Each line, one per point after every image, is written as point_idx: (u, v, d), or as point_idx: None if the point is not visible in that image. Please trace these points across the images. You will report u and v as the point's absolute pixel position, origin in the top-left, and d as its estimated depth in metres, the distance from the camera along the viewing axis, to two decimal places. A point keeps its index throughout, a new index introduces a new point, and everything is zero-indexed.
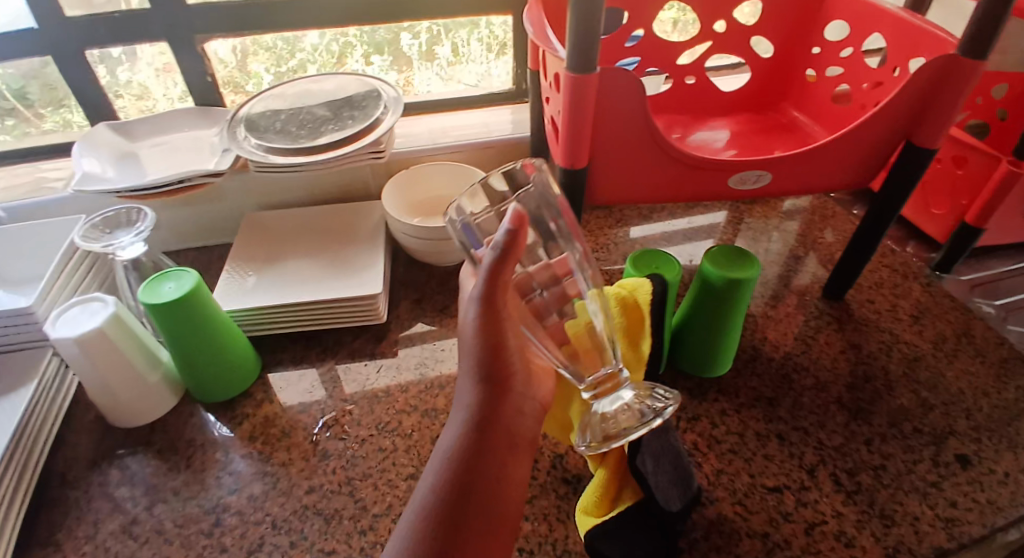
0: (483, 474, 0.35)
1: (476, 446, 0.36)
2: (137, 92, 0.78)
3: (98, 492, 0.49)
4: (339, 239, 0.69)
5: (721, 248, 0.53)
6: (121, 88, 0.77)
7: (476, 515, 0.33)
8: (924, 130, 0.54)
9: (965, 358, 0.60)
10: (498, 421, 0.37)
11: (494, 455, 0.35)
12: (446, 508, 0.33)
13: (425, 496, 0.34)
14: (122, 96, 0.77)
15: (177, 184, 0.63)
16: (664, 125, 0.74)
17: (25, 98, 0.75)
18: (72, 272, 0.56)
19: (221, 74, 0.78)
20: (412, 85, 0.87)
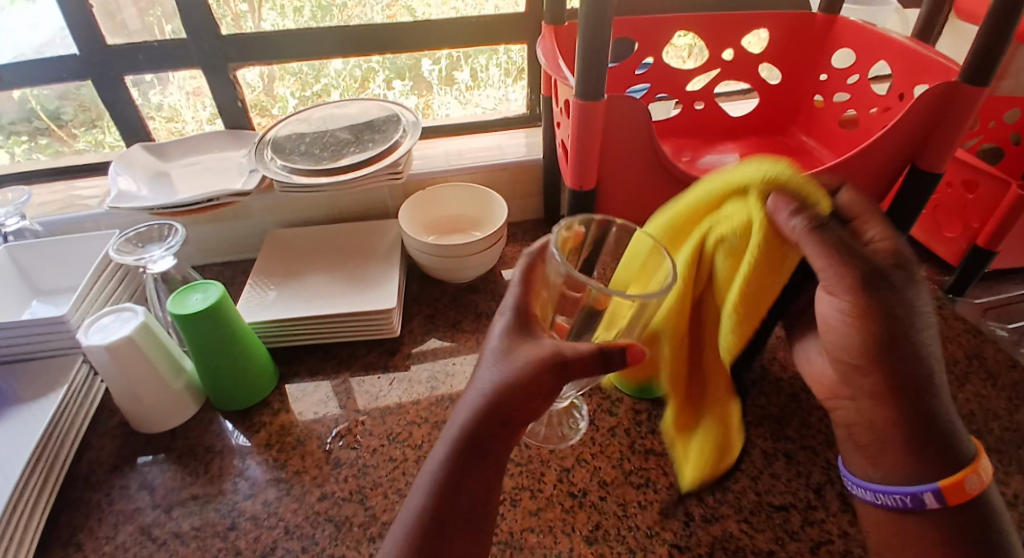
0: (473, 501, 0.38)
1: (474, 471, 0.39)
2: (170, 115, 0.82)
3: (120, 495, 0.51)
4: (356, 256, 0.71)
5: None
6: (152, 111, 0.81)
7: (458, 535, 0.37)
8: (929, 154, 0.55)
9: (977, 381, 0.60)
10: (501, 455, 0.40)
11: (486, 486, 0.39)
12: (438, 522, 0.37)
13: (416, 511, 0.37)
14: (155, 119, 0.82)
15: (206, 203, 0.67)
16: (673, 148, 0.76)
17: (59, 118, 0.80)
18: (104, 284, 0.59)
19: (249, 98, 0.82)
20: (432, 108, 0.90)
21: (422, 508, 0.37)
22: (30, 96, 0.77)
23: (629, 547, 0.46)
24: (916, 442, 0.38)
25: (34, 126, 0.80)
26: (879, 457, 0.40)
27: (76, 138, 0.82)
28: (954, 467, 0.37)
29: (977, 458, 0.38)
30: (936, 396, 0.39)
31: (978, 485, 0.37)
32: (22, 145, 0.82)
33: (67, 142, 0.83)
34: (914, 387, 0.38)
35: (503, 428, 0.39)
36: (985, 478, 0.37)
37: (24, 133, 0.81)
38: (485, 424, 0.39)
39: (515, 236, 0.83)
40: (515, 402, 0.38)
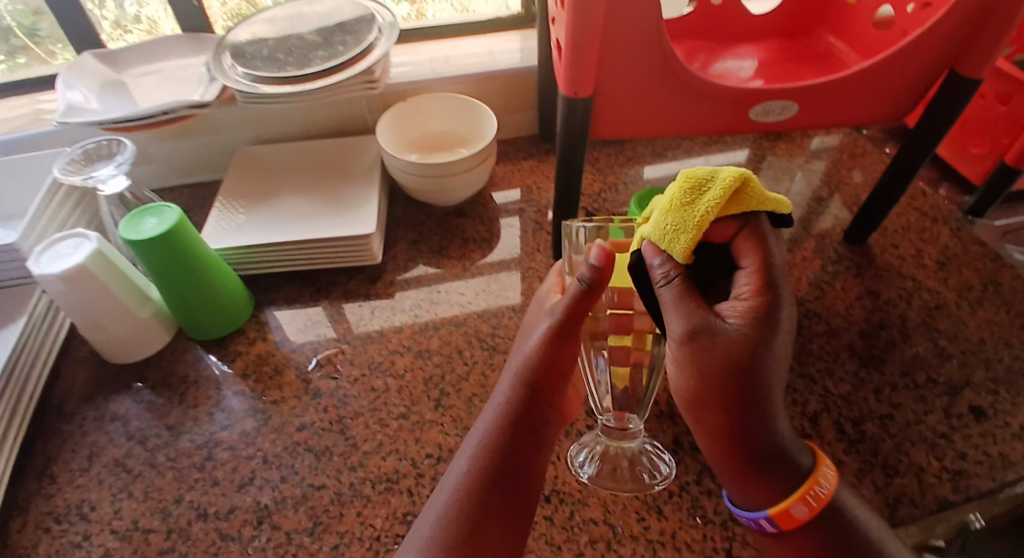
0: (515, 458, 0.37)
1: (510, 436, 0.37)
2: (148, 27, 0.75)
3: (94, 426, 0.50)
4: (333, 176, 0.66)
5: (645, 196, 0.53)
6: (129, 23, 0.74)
7: (502, 496, 0.35)
8: (966, 61, 0.48)
9: (990, 307, 0.56)
10: (530, 416, 0.39)
11: (524, 446, 0.37)
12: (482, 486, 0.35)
13: (461, 477, 0.35)
14: (132, 33, 0.75)
15: (161, 116, 0.61)
16: (683, 52, 0.68)
17: (36, 35, 0.72)
18: (58, 208, 0.55)
19: (226, 6, 0.75)
20: (425, 15, 0.81)
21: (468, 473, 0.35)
22: (3, 12, 0.70)
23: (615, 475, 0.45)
24: (759, 467, 0.31)
25: (9, 44, 0.73)
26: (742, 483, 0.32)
27: (56, 58, 0.75)
28: (788, 489, 0.31)
29: (818, 463, 0.32)
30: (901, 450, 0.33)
31: (804, 513, 0.31)
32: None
33: (46, 61, 0.76)
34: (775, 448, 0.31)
35: (543, 409, 0.40)
36: (827, 491, 0.31)
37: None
38: (526, 401, 0.39)
39: (507, 154, 0.77)
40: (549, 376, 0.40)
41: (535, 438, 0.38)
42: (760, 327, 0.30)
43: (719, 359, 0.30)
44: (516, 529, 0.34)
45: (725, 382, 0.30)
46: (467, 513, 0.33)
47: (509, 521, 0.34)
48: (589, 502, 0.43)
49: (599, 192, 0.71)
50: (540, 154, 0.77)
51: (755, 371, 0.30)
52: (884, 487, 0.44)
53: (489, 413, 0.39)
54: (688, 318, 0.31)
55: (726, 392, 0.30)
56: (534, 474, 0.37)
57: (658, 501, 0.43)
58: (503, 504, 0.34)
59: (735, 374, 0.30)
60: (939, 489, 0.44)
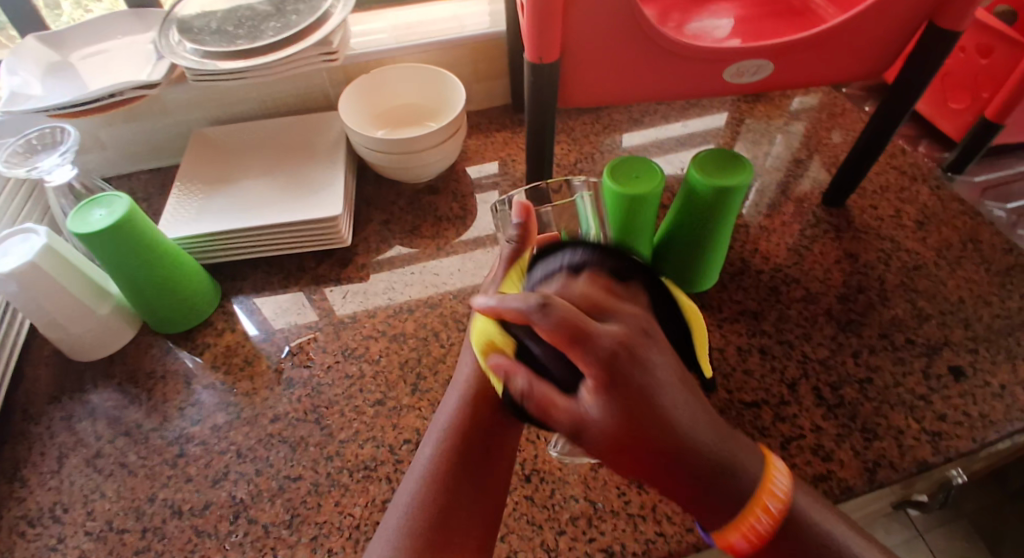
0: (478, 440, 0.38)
1: (472, 416, 0.38)
2: (110, 6, 0.73)
3: (61, 427, 0.49)
4: (296, 155, 0.63)
5: (624, 161, 0.50)
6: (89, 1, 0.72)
7: (468, 479, 0.36)
8: (946, 9, 0.46)
9: (969, 266, 0.56)
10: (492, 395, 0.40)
11: (487, 426, 0.38)
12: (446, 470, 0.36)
13: (427, 463, 0.37)
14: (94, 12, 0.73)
15: (108, 99, 0.57)
16: (657, 12, 0.65)
17: None
18: (5, 202, 0.52)
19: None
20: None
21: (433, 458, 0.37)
22: None
23: None
24: (705, 490, 0.27)
25: None
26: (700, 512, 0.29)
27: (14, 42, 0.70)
28: (739, 502, 0.28)
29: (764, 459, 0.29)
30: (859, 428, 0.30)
31: (776, 509, 0.28)
32: None
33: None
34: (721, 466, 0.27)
35: None
36: (783, 487, 0.29)
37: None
38: (488, 374, 0.41)
39: (479, 126, 0.74)
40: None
41: (503, 413, 0.39)
42: (624, 372, 0.26)
43: (616, 440, 0.26)
44: (483, 509, 0.35)
45: (626, 456, 0.26)
46: (438, 497, 0.35)
47: (476, 502, 0.35)
48: (570, 479, 0.43)
49: (575, 163, 0.69)
50: (514, 125, 0.74)
51: (647, 426, 0.26)
52: (863, 452, 0.44)
53: (455, 391, 0.40)
54: (565, 420, 0.27)
55: (641, 462, 0.26)
56: (502, 450, 0.38)
57: None
58: (469, 486, 0.36)
59: (643, 421, 0.26)
60: (918, 451, 0.44)
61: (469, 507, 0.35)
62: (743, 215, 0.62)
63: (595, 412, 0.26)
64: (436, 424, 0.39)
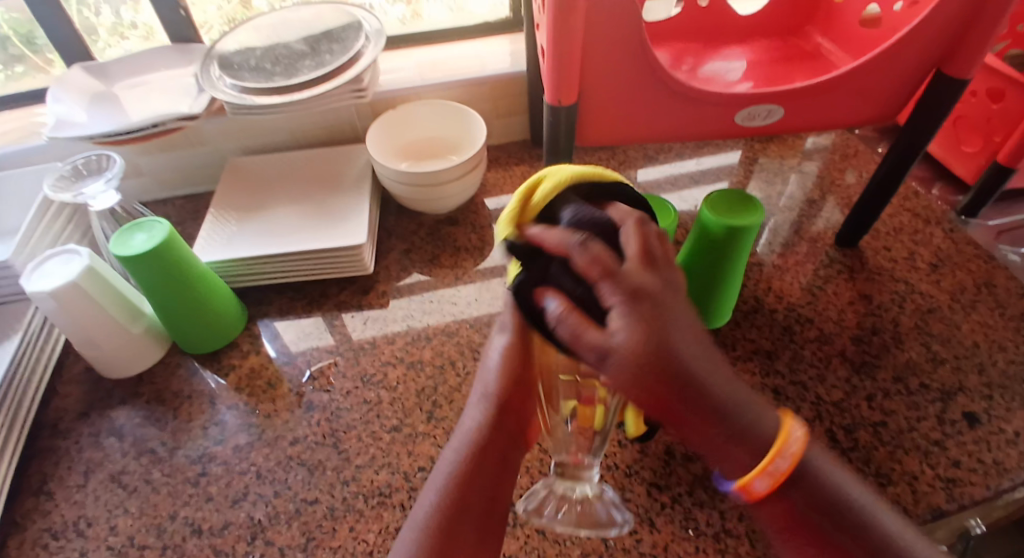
0: (479, 490, 0.37)
1: (476, 465, 0.38)
2: (145, 33, 0.75)
3: (89, 442, 0.50)
4: (324, 186, 0.66)
5: None
6: (126, 29, 0.74)
7: (464, 531, 0.35)
8: (956, 60, 0.47)
9: (983, 310, 0.56)
10: (496, 444, 0.39)
11: (487, 475, 0.38)
12: (445, 522, 0.35)
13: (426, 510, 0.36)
14: (129, 39, 0.75)
15: (151, 129, 0.61)
16: (673, 56, 0.68)
17: (33, 43, 0.72)
18: (50, 224, 0.55)
19: (222, 9, 0.75)
20: (419, 16, 0.81)
21: (434, 505, 0.36)
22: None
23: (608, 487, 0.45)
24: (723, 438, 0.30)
25: (7, 53, 0.72)
26: (714, 455, 0.31)
27: (53, 66, 0.74)
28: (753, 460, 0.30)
29: (782, 421, 0.31)
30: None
31: (786, 465, 0.30)
32: None
33: (44, 69, 0.75)
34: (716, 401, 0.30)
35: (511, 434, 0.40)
36: (799, 443, 0.31)
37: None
38: (496, 422, 0.40)
39: (499, 160, 0.77)
40: (513, 405, 0.41)
41: (505, 466, 0.39)
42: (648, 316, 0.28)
43: (659, 354, 0.27)
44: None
45: (667, 385, 0.28)
46: (435, 547, 0.34)
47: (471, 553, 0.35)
48: None
49: None
50: (532, 159, 0.76)
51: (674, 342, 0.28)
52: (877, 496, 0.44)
53: (459, 438, 0.39)
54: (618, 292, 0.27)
55: (670, 379, 0.28)
56: (501, 497, 0.38)
57: (651, 513, 0.43)
58: (466, 536, 0.35)
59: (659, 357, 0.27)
60: (932, 497, 0.44)
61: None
62: (756, 254, 0.63)
63: (623, 333, 0.27)
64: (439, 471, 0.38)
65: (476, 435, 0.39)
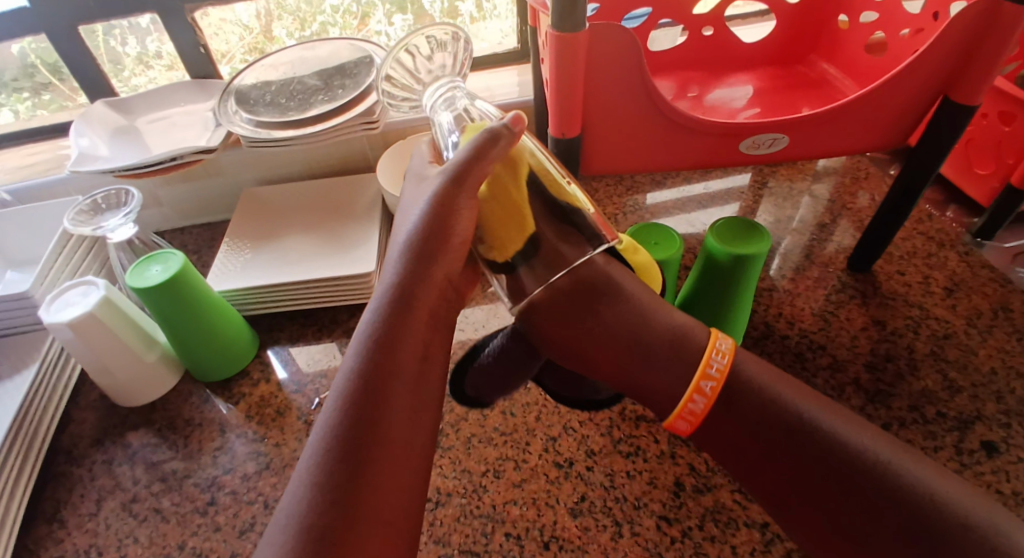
0: (404, 346, 0.35)
1: (395, 323, 0.35)
2: (169, 63, 0.77)
3: (102, 470, 0.51)
4: (336, 215, 0.67)
5: (640, 228, 0.51)
6: (151, 58, 0.76)
7: (398, 392, 0.34)
8: (963, 85, 0.47)
9: (1000, 335, 0.55)
10: (421, 293, 0.37)
11: (412, 327, 0.36)
12: (366, 385, 0.33)
13: (349, 377, 0.34)
14: (154, 67, 0.77)
15: (169, 162, 0.62)
16: (678, 84, 0.68)
17: (59, 72, 0.75)
18: (70, 255, 0.57)
19: (245, 40, 0.77)
20: None
21: (356, 369, 0.34)
22: (28, 50, 0.72)
23: (615, 519, 0.44)
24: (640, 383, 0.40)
25: (34, 81, 0.75)
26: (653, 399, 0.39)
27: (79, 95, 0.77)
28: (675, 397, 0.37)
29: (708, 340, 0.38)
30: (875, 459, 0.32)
31: (699, 407, 0.36)
32: (25, 102, 0.78)
33: (72, 97, 0.78)
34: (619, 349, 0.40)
35: (435, 282, 0.38)
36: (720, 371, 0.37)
37: (27, 89, 0.76)
38: (417, 274, 0.37)
39: None
40: (440, 250, 0.38)
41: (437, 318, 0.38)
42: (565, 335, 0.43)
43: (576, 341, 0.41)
44: (416, 422, 0.34)
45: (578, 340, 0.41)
46: (357, 413, 0.32)
47: (405, 411, 0.34)
48: (589, 547, 0.43)
49: None
50: None
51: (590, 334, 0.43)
52: None
53: (375, 300, 0.37)
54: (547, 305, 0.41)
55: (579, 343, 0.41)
56: (432, 351, 0.37)
57: (660, 547, 0.42)
58: (397, 395, 0.34)
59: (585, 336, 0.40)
60: None
61: (384, 422, 0.33)
62: (767, 279, 0.63)
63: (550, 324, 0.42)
64: (355, 336, 0.35)
65: (393, 296, 0.36)
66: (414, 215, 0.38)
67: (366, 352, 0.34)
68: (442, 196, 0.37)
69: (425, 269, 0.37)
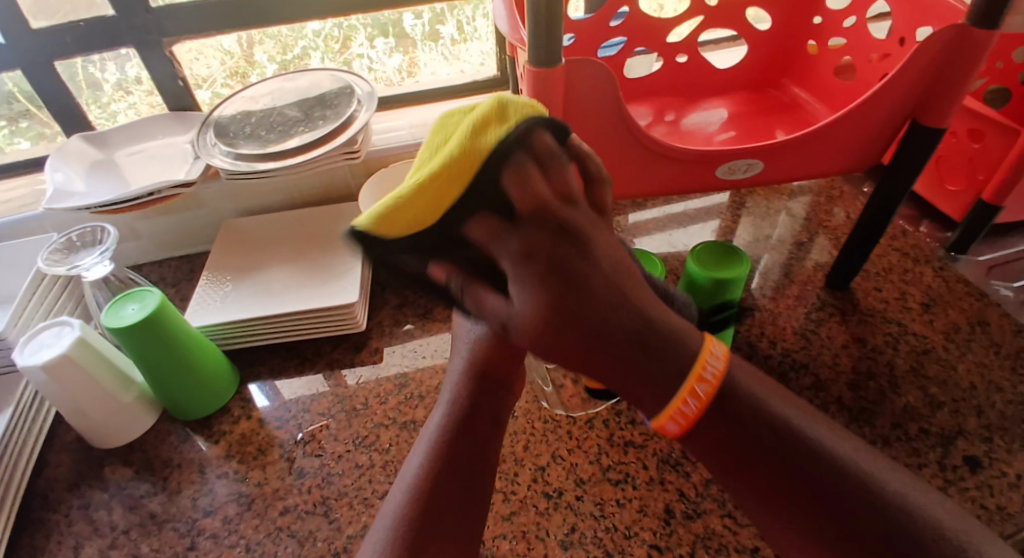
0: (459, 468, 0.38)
1: None
2: (149, 88, 0.76)
3: (78, 515, 0.49)
4: (317, 245, 0.67)
5: None
6: (131, 84, 0.75)
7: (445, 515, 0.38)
8: (931, 108, 0.49)
9: (978, 349, 0.56)
10: None
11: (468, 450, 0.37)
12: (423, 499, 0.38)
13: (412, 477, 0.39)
14: (134, 93, 0.76)
15: (148, 197, 0.62)
16: (655, 108, 0.70)
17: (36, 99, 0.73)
18: (45, 293, 0.55)
19: (225, 64, 0.77)
20: (417, 66, 0.84)
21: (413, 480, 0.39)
22: (5, 79, 0.71)
23: (606, 550, 0.44)
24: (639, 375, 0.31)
25: (11, 109, 0.73)
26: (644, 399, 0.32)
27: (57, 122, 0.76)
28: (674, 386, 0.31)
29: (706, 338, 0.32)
30: (866, 482, 0.28)
31: (694, 407, 0.31)
32: (0, 131, 0.75)
33: (49, 125, 0.76)
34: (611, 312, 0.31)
35: None
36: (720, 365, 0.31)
37: (3, 118, 0.74)
38: None
39: None
40: (488, 367, 0.37)
41: None
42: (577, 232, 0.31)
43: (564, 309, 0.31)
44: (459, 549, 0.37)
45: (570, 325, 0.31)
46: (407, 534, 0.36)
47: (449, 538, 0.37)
48: None
49: None
50: None
51: (564, 257, 0.31)
52: None
53: (440, 407, 0.45)
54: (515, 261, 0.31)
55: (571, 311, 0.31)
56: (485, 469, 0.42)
57: None
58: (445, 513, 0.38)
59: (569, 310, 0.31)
60: None
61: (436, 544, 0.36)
62: (749, 298, 0.64)
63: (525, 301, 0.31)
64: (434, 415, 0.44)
65: None
66: (462, 327, 0.38)
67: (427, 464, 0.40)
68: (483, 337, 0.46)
69: None
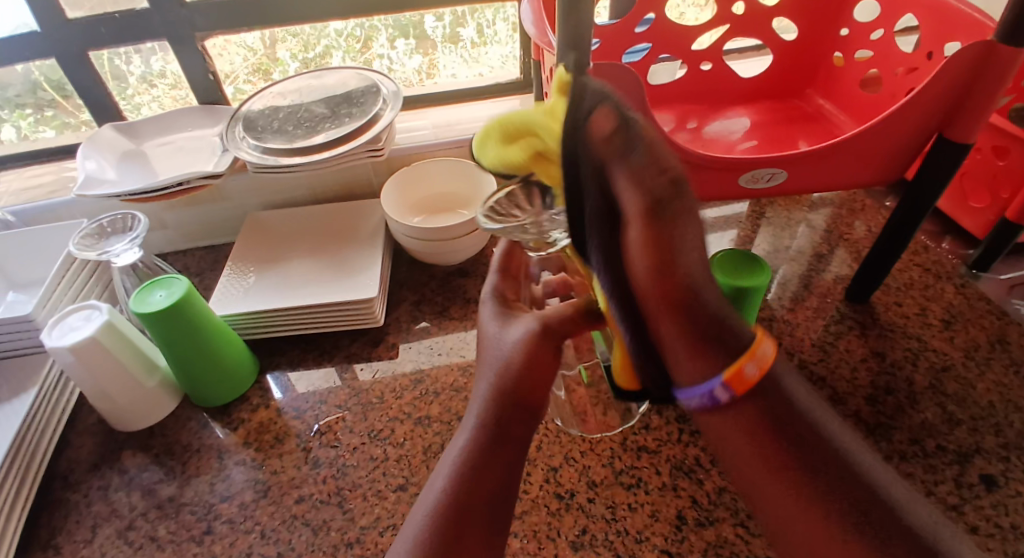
0: (492, 475, 0.35)
1: (486, 449, 0.36)
2: (173, 82, 0.77)
3: (98, 496, 0.51)
4: (338, 240, 0.68)
5: None
6: (155, 78, 0.77)
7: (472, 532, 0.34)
8: (958, 123, 0.48)
9: (999, 368, 0.55)
10: (507, 428, 0.36)
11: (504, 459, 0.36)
12: (453, 510, 0.34)
13: (438, 493, 0.35)
14: (157, 87, 0.78)
15: (176, 187, 0.63)
16: (677, 115, 0.70)
17: (63, 89, 0.75)
18: (74, 278, 0.57)
19: (249, 61, 0.78)
20: (436, 68, 0.85)
21: (444, 487, 0.35)
22: (33, 68, 0.73)
23: (616, 553, 0.44)
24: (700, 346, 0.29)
25: (38, 98, 0.76)
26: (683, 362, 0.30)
27: (83, 111, 0.77)
28: (730, 357, 0.28)
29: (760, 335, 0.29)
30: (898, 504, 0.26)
31: (753, 376, 0.28)
32: (28, 119, 0.78)
33: (76, 115, 0.78)
34: (698, 291, 0.29)
35: (524, 417, 0.37)
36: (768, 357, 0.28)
37: (30, 106, 0.76)
38: (507, 404, 0.37)
39: None
40: (525, 390, 0.37)
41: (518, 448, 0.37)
42: (694, 213, 0.29)
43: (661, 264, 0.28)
44: None
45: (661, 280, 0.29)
46: (433, 541, 0.33)
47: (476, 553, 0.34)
48: None
49: None
50: None
51: (682, 223, 0.28)
52: None
53: (477, 406, 0.38)
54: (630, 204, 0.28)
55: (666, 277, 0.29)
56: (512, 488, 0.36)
57: None
58: (473, 527, 0.34)
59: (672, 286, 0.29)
60: None
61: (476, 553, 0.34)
62: (767, 308, 0.63)
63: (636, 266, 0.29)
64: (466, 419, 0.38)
65: (482, 422, 0.36)
66: (504, 346, 0.38)
67: (464, 467, 0.35)
68: (537, 334, 0.38)
69: (507, 401, 0.37)
